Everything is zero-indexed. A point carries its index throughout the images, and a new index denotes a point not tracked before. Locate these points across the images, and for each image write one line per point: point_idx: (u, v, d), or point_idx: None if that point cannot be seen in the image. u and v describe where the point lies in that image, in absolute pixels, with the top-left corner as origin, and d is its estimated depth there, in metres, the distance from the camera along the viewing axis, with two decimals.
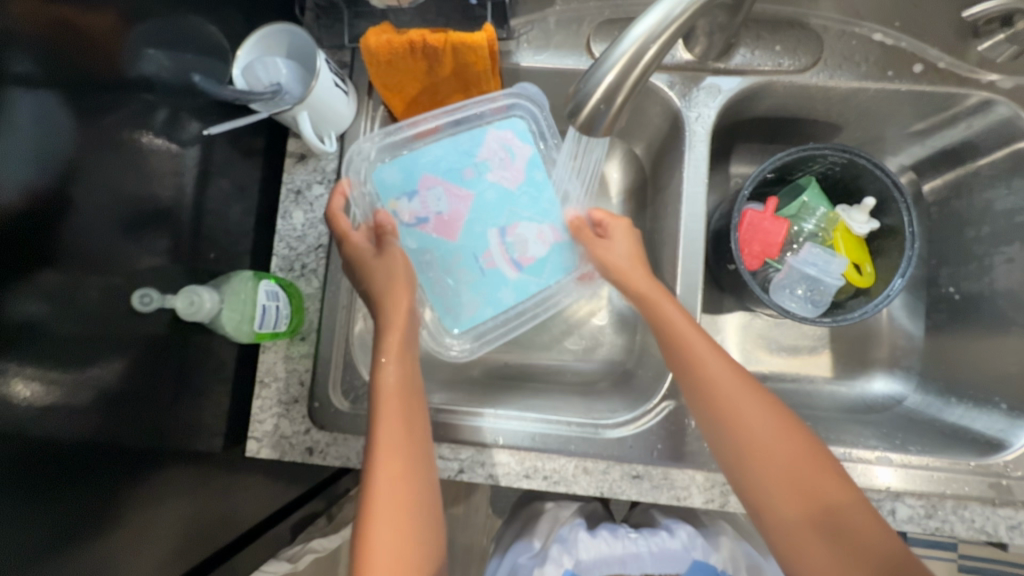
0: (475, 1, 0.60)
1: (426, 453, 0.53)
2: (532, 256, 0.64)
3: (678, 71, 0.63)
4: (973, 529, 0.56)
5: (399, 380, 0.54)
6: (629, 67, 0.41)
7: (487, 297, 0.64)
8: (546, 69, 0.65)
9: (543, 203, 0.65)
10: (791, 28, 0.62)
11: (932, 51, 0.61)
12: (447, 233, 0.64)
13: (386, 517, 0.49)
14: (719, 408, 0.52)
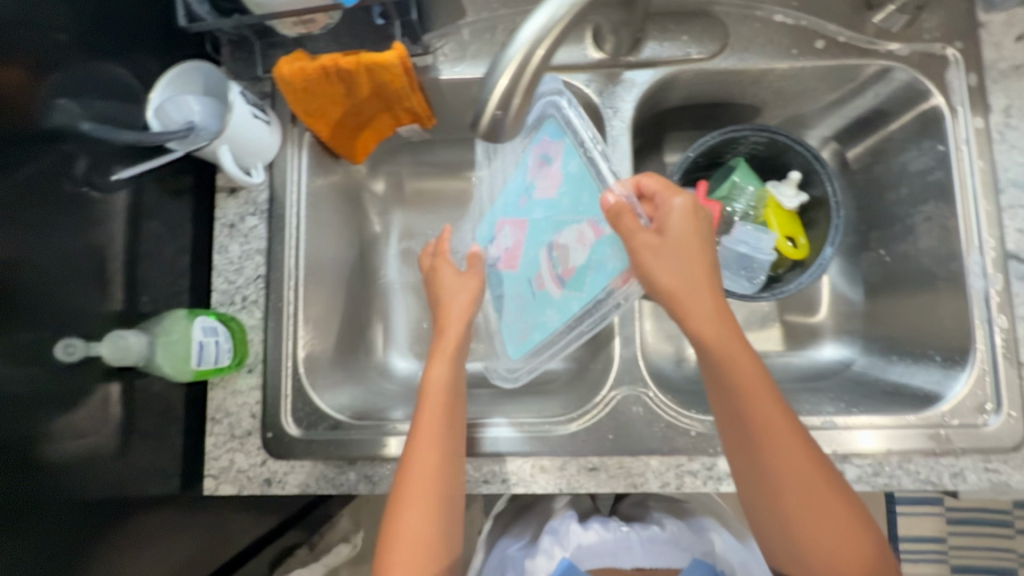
0: (381, 19, 0.60)
1: (461, 452, 0.56)
2: (573, 265, 0.60)
3: (594, 70, 0.65)
4: (919, 480, 0.58)
5: (447, 383, 0.57)
6: (520, 69, 0.42)
7: (539, 322, 0.63)
8: (466, 79, 0.66)
9: (580, 197, 0.61)
10: (696, 17, 0.64)
11: (832, 25, 0.63)
12: (510, 265, 0.66)
13: (411, 507, 0.53)
14: (738, 414, 0.50)
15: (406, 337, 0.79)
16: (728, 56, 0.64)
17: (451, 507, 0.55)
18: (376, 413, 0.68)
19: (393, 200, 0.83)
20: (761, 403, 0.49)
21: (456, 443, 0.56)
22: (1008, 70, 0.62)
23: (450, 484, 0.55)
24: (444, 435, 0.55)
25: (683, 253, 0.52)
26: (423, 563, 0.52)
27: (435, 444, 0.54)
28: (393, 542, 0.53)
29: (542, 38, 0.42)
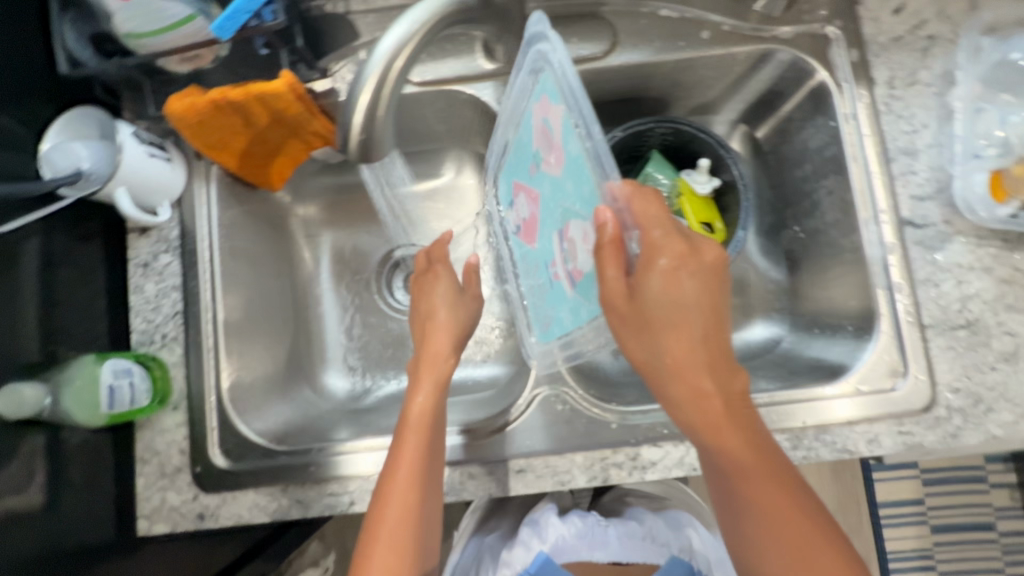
0: (264, 49, 0.61)
1: (436, 485, 0.56)
2: (580, 270, 0.49)
3: (491, 79, 0.66)
4: (836, 450, 0.59)
5: (427, 415, 0.57)
6: (379, 83, 0.45)
7: (556, 315, 0.56)
8: None
9: (583, 189, 0.44)
10: (583, 19, 0.65)
11: (717, 15, 0.65)
12: (529, 237, 0.58)
13: (376, 550, 0.53)
14: (719, 476, 0.48)
15: (343, 357, 0.81)
16: (619, 53, 0.65)
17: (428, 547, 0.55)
18: (313, 438, 0.68)
19: (323, 224, 0.84)
20: (739, 473, 0.46)
21: (436, 481, 0.56)
22: (888, 43, 0.64)
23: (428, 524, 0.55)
24: (422, 476, 0.54)
25: (654, 315, 0.45)
26: None
27: (412, 484, 0.54)
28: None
29: (408, 48, 0.45)
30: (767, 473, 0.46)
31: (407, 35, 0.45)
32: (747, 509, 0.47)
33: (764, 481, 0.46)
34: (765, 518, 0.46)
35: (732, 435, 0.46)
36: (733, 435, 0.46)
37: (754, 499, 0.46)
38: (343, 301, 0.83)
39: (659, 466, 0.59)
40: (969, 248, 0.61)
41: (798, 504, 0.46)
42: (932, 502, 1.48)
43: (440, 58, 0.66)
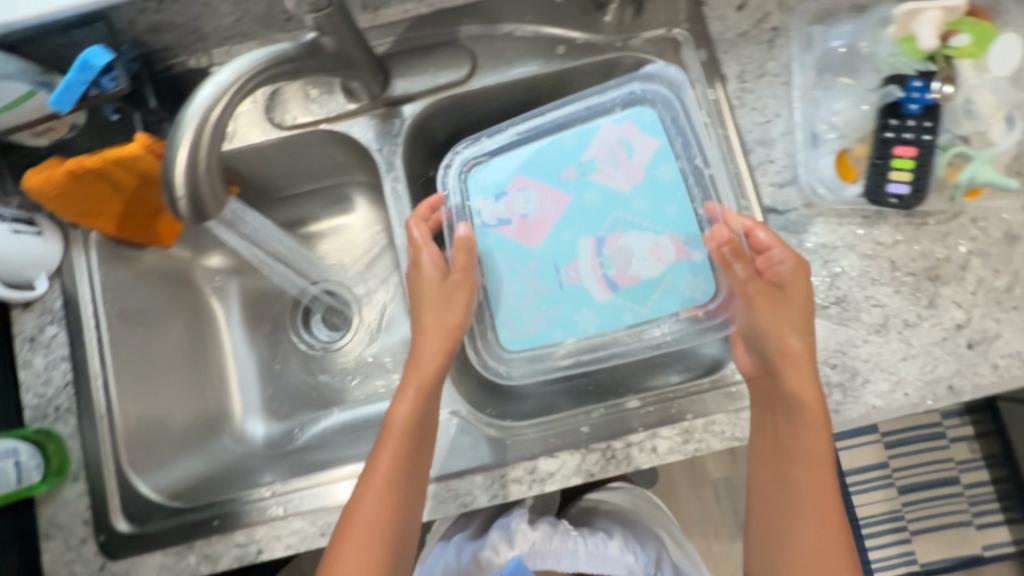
0: (115, 115, 0.62)
1: (419, 484, 0.57)
2: (633, 275, 0.63)
3: (359, 116, 0.67)
4: (726, 439, 0.60)
5: (412, 418, 0.57)
6: (199, 132, 0.43)
7: (563, 316, 0.63)
8: (244, 147, 0.67)
9: (664, 211, 0.63)
10: (440, 48, 0.67)
11: (569, 29, 0.67)
12: (528, 237, 0.65)
13: (353, 544, 0.54)
14: (780, 446, 0.57)
15: (263, 401, 0.81)
16: (480, 76, 0.66)
17: (397, 554, 0.56)
18: (229, 488, 0.70)
19: (230, 271, 0.84)
20: (810, 455, 0.55)
21: (416, 483, 0.57)
22: (735, 38, 0.66)
23: (400, 527, 0.56)
24: (399, 475, 0.55)
25: (800, 305, 0.55)
26: None
27: (387, 484, 0.55)
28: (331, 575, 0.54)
29: (217, 106, 0.44)
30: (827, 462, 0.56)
31: (212, 93, 0.44)
32: (796, 469, 0.56)
33: (818, 465, 0.56)
34: (809, 495, 0.56)
35: (812, 425, 0.55)
36: (815, 424, 0.55)
37: (806, 476, 0.56)
38: (257, 347, 0.83)
39: (558, 476, 0.61)
40: (833, 228, 0.62)
41: (834, 494, 0.56)
42: (896, 464, 1.51)
43: (305, 101, 0.67)
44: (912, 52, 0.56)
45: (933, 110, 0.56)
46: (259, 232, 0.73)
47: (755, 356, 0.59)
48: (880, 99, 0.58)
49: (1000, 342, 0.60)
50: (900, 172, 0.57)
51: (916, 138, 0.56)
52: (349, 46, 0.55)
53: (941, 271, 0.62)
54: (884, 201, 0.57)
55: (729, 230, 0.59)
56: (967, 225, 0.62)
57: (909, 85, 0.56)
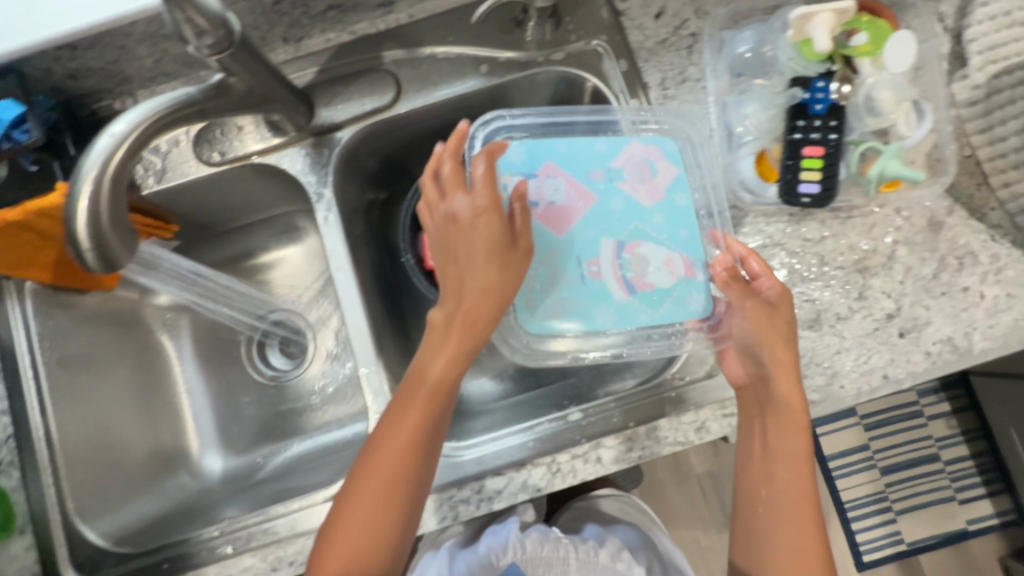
0: (33, 166, 0.63)
1: (435, 451, 0.54)
2: (648, 282, 0.62)
3: (288, 148, 0.67)
4: (669, 444, 0.61)
5: (439, 379, 0.54)
6: (101, 176, 0.43)
7: (582, 308, 0.61)
8: (173, 186, 0.67)
9: (677, 230, 0.62)
10: (364, 75, 0.67)
11: (490, 48, 0.68)
12: (555, 225, 0.62)
13: (362, 499, 0.52)
14: (766, 445, 0.58)
15: (218, 436, 0.82)
16: (406, 100, 0.67)
17: (406, 523, 0.53)
18: (183, 523, 0.70)
19: (179, 308, 0.84)
20: (794, 456, 0.58)
21: (433, 450, 0.54)
22: (655, 46, 0.67)
23: (411, 493, 0.53)
24: (416, 443, 0.53)
25: (787, 317, 0.57)
26: (358, 555, 0.51)
27: (405, 444, 0.53)
28: (337, 529, 0.52)
29: (116, 157, 0.44)
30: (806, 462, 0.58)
31: (109, 145, 0.44)
32: (781, 468, 0.58)
33: (800, 468, 0.58)
34: (792, 501, 0.57)
35: (796, 426, 0.57)
36: (799, 425, 0.57)
37: (790, 479, 0.57)
38: (211, 382, 0.84)
39: (506, 493, 0.61)
40: (760, 229, 0.63)
41: (812, 499, 0.57)
42: (877, 445, 1.52)
43: (231, 135, 0.67)
44: (809, 55, 0.58)
45: (835, 110, 0.59)
46: (199, 275, 0.75)
47: (746, 364, 0.60)
48: (786, 103, 0.61)
49: (930, 329, 0.61)
50: (810, 171, 0.59)
51: (822, 137, 0.58)
52: (263, 84, 0.55)
53: (869, 263, 0.62)
54: (797, 200, 0.59)
55: (728, 262, 0.60)
56: (891, 215, 0.63)
57: (812, 86, 0.59)
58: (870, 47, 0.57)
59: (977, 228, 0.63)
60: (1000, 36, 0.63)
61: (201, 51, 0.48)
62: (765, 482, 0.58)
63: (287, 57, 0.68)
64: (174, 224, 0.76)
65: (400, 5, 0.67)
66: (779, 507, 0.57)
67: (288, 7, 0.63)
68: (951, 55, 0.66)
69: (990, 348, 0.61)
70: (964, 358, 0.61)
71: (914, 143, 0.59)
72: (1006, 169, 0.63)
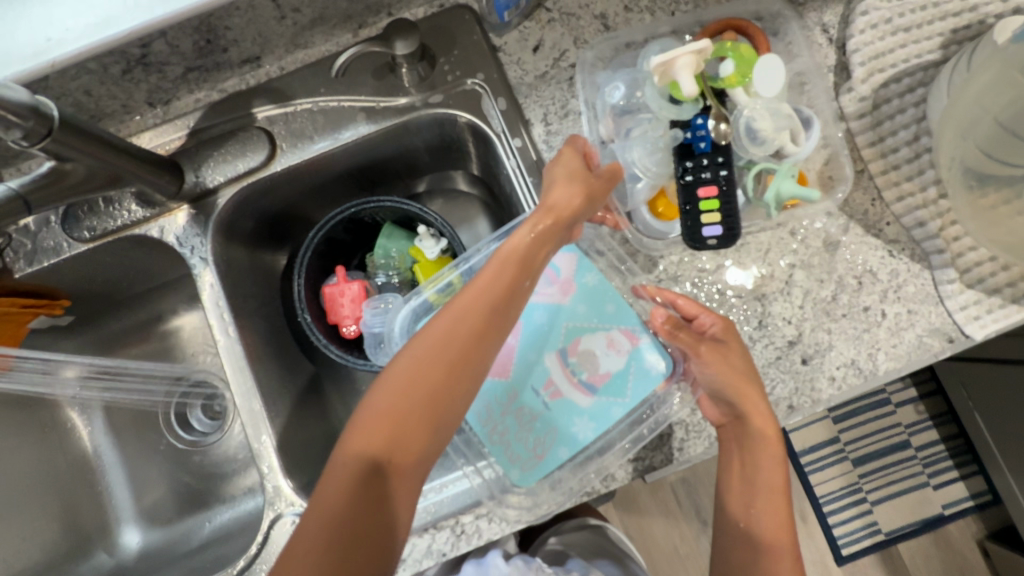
0: None
1: (500, 339, 0.51)
2: (605, 371, 0.61)
3: (166, 219, 0.65)
4: (575, 495, 0.59)
5: (521, 254, 0.53)
6: None
7: (561, 434, 0.60)
8: (46, 268, 0.65)
9: (603, 308, 0.63)
10: (234, 135, 0.65)
11: (365, 95, 0.65)
12: (501, 372, 0.62)
13: (426, 349, 0.47)
14: (743, 468, 0.59)
15: (137, 510, 0.80)
16: (282, 159, 0.65)
17: (457, 400, 0.48)
18: None
19: None
20: (772, 488, 0.58)
21: (501, 332, 0.50)
22: (535, 81, 0.65)
23: (474, 366, 0.48)
24: (490, 326, 0.49)
25: (745, 361, 0.57)
26: (406, 411, 0.46)
27: (480, 308, 0.49)
28: (392, 375, 0.47)
29: None
30: (783, 485, 0.58)
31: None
32: (759, 489, 0.58)
33: (777, 499, 0.57)
34: (769, 534, 0.56)
35: (771, 457, 0.57)
36: (774, 456, 0.58)
37: (768, 512, 0.57)
38: (129, 454, 0.82)
39: (409, 560, 0.59)
40: (652, 264, 0.62)
41: (788, 529, 0.57)
42: (846, 437, 1.46)
43: (102, 210, 0.64)
44: (680, 97, 0.59)
45: (719, 147, 0.59)
46: (105, 364, 0.78)
47: (721, 405, 0.58)
48: (670, 143, 0.60)
49: (833, 353, 0.59)
50: (709, 213, 0.58)
51: (713, 176, 0.59)
52: (107, 164, 0.53)
53: (766, 289, 0.61)
54: (704, 244, 0.59)
55: (665, 312, 0.60)
56: (787, 238, 0.61)
57: (692, 125, 0.59)
58: (739, 74, 0.59)
59: (874, 243, 0.61)
60: (884, 44, 0.62)
61: (17, 145, 0.46)
62: (742, 505, 0.58)
63: (157, 121, 0.66)
64: (67, 300, 0.73)
65: (268, 58, 0.65)
66: (751, 528, 0.57)
67: (140, 75, 0.60)
68: (837, 66, 0.64)
69: (895, 368, 0.59)
70: (869, 380, 0.59)
71: (806, 156, 0.60)
72: (898, 181, 0.61)
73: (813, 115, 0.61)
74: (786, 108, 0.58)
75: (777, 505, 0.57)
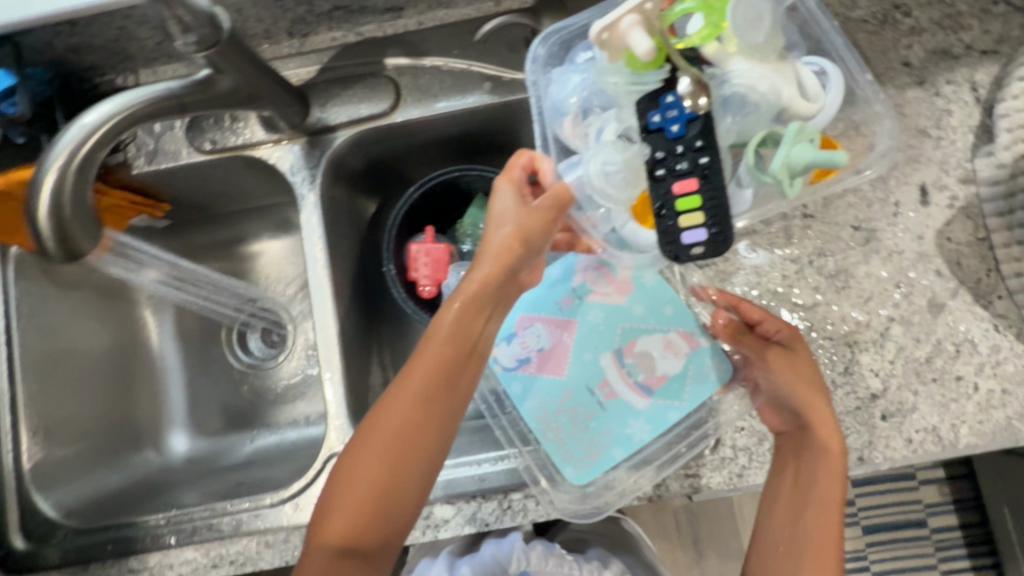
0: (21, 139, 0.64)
1: (444, 414, 0.53)
2: (662, 373, 0.62)
3: (281, 145, 0.67)
4: (624, 496, 0.59)
5: (452, 331, 0.53)
6: (67, 163, 0.44)
7: (616, 434, 0.61)
8: (164, 169, 0.67)
9: (662, 310, 0.64)
10: (363, 80, 0.66)
11: (496, 65, 0.66)
12: (555, 369, 0.63)
13: (367, 444, 0.51)
14: (796, 482, 0.56)
15: (188, 416, 0.82)
16: (403, 111, 0.66)
17: (405, 481, 0.51)
18: (135, 507, 0.71)
19: None
20: (826, 504, 0.55)
21: (442, 409, 0.52)
22: None
23: (416, 448, 0.51)
24: (427, 410, 0.52)
25: (810, 374, 0.56)
26: (363, 500, 0.50)
27: (413, 399, 0.51)
28: (342, 474, 0.51)
29: (83, 147, 0.45)
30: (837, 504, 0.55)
31: (77, 135, 0.45)
32: (811, 504, 0.55)
33: (829, 514, 0.55)
34: (814, 548, 0.54)
35: (833, 474, 0.54)
36: (836, 474, 0.54)
37: (817, 524, 0.55)
38: (188, 363, 0.83)
39: (452, 523, 0.60)
40: (747, 286, 0.62)
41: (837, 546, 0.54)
42: (862, 503, 1.42)
43: (226, 125, 0.66)
44: (638, 65, 0.48)
45: (697, 127, 0.47)
46: (176, 258, 0.77)
47: (783, 415, 0.57)
48: (637, 156, 0.49)
49: (915, 415, 0.58)
50: (690, 214, 0.47)
51: (690, 167, 0.46)
52: (251, 82, 0.55)
53: (859, 336, 0.60)
54: (688, 253, 0.47)
55: (727, 316, 0.61)
56: (891, 290, 0.60)
57: (662, 104, 0.47)
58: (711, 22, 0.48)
59: (980, 314, 0.59)
60: None
61: (187, 48, 0.48)
62: (789, 516, 0.56)
63: (290, 52, 0.68)
64: (167, 204, 0.75)
65: (410, 11, 0.66)
66: (792, 540, 0.56)
67: (291, 4, 0.62)
68: (979, 127, 0.62)
69: (975, 444, 0.58)
70: (947, 450, 0.58)
71: (817, 123, 0.49)
72: None
73: (829, 64, 0.50)
74: (771, 63, 0.49)
75: (823, 520, 0.55)
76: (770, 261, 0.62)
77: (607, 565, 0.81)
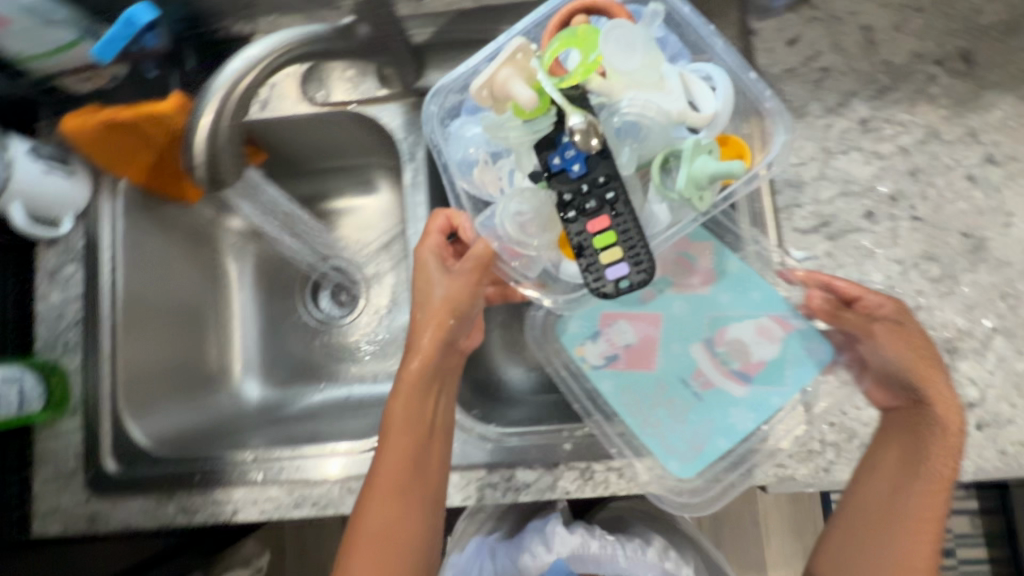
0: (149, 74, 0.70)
1: (432, 453, 0.58)
2: (758, 360, 0.61)
3: (390, 102, 0.68)
4: (704, 477, 0.60)
5: (419, 380, 0.59)
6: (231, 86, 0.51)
7: (718, 424, 0.61)
8: (275, 117, 0.69)
9: (748, 294, 0.62)
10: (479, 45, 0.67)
11: None
12: (644, 363, 0.63)
13: (372, 501, 0.56)
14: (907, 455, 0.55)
15: (260, 362, 0.83)
16: None
17: (414, 517, 0.57)
18: (212, 446, 0.73)
19: (249, 235, 0.85)
20: (935, 477, 0.54)
21: (429, 449, 0.58)
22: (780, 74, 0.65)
23: (416, 489, 0.57)
24: (418, 453, 0.57)
25: (925, 350, 0.55)
26: (388, 546, 0.56)
27: (404, 452, 0.56)
28: (358, 532, 0.56)
29: (245, 75, 0.50)
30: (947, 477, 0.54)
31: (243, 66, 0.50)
32: (920, 476, 0.54)
33: (938, 486, 0.54)
34: (917, 515, 0.54)
35: (947, 450, 0.54)
36: (951, 449, 0.54)
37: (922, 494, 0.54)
38: (266, 312, 0.84)
39: (533, 488, 0.61)
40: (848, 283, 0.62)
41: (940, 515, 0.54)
42: None
43: (339, 79, 0.69)
44: (524, 114, 0.50)
45: (595, 164, 0.48)
46: (262, 203, 0.80)
47: (894, 391, 0.57)
48: (546, 199, 0.51)
49: (1012, 428, 0.57)
50: (609, 250, 0.48)
51: (598, 204, 0.48)
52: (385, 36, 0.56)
53: (959, 343, 0.59)
54: (613, 288, 0.48)
55: (822, 296, 0.59)
56: (996, 300, 0.59)
57: (557, 146, 0.49)
58: (588, 62, 0.50)
59: None
60: None
61: None
62: (891, 488, 0.55)
63: (407, 12, 0.68)
64: (265, 152, 0.77)
65: None
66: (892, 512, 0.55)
67: None
68: None
69: None
70: None
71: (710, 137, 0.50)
72: None
73: (714, 69, 0.51)
74: (656, 80, 0.50)
75: (929, 492, 0.54)
76: (874, 260, 0.61)
77: (648, 542, 0.81)
